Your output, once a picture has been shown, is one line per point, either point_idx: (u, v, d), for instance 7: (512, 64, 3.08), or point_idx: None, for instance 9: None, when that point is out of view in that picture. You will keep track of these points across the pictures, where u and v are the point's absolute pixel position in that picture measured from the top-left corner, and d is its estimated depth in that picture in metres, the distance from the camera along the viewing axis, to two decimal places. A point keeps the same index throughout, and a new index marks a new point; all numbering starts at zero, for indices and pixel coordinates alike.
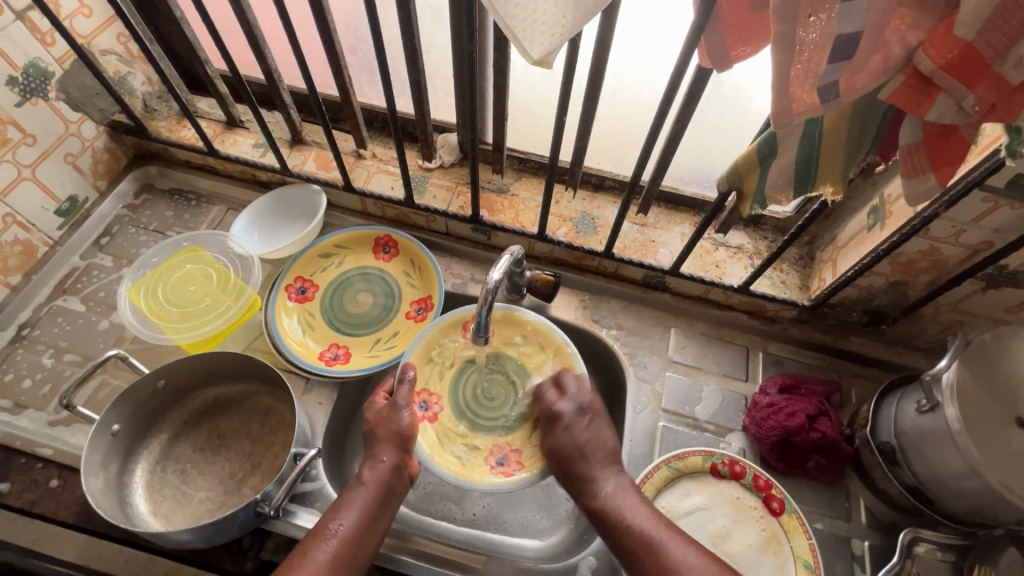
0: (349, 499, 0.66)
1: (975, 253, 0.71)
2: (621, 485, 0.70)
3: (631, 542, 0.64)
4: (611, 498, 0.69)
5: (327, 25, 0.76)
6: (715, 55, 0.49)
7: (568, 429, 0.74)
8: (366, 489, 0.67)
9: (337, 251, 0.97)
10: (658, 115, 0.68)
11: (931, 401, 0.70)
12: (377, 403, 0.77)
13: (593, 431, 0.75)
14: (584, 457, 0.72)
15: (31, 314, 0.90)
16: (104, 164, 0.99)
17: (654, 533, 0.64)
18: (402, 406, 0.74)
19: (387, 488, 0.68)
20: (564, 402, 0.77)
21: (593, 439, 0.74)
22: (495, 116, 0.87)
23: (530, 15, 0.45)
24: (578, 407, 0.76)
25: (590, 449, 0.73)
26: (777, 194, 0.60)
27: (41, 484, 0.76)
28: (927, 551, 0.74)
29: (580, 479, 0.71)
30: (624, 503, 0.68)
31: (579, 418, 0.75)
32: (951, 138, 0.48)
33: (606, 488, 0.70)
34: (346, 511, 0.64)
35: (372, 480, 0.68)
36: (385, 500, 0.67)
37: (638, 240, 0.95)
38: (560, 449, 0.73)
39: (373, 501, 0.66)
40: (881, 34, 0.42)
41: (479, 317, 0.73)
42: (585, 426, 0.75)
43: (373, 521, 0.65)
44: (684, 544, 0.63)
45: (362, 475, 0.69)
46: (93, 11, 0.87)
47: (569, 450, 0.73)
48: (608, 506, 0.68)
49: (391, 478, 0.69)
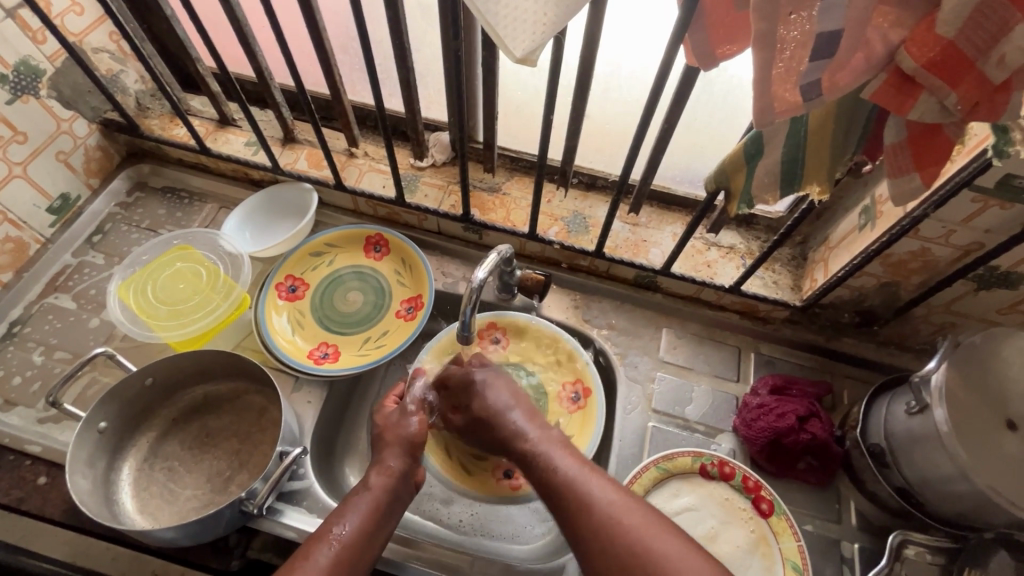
0: (353, 503, 0.65)
1: (966, 254, 0.70)
2: (549, 434, 0.70)
3: (553, 477, 0.64)
4: (536, 444, 0.68)
5: (315, 24, 0.75)
6: (699, 53, 0.49)
7: (488, 389, 0.76)
8: (372, 494, 0.66)
9: (328, 250, 0.97)
10: (645, 114, 0.67)
11: (921, 402, 0.69)
12: (388, 407, 0.77)
13: (511, 389, 0.77)
14: (506, 411, 0.73)
15: (23, 312, 0.90)
16: (96, 162, 0.99)
17: (574, 473, 0.63)
18: (411, 412, 0.75)
19: (393, 494, 0.68)
20: (479, 367, 0.79)
21: (512, 393, 0.76)
22: (485, 114, 0.87)
23: (511, 12, 0.44)
24: (488, 369, 0.79)
25: (514, 403, 0.74)
26: (763, 194, 0.60)
27: (29, 481, 0.77)
28: (917, 553, 0.73)
29: (503, 432, 0.71)
30: (551, 449, 0.67)
31: (494, 379, 0.77)
32: (935, 136, 0.47)
33: (532, 435, 0.70)
34: (350, 515, 0.63)
35: (378, 486, 0.67)
36: (390, 506, 0.67)
37: (629, 240, 0.94)
38: (483, 409, 0.74)
39: (377, 508, 0.65)
40: (863, 31, 0.42)
41: (464, 317, 0.73)
42: (504, 384, 0.77)
43: (377, 527, 0.64)
44: (606, 483, 0.62)
45: (369, 480, 0.68)
46: (85, 8, 0.87)
47: (490, 412, 0.73)
48: (535, 450, 0.67)
49: (397, 485, 0.68)
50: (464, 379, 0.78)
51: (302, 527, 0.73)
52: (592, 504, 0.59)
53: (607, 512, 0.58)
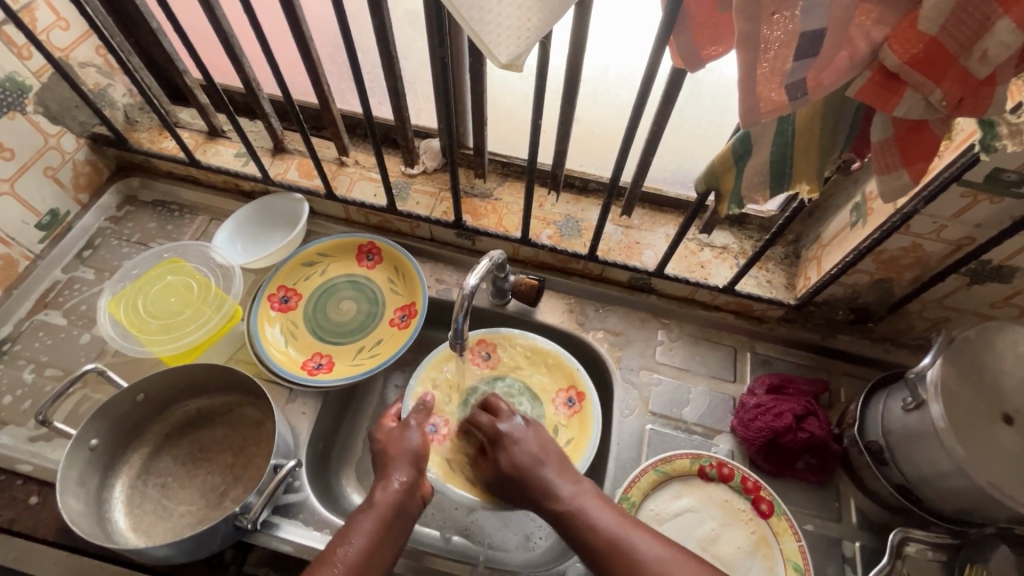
0: (358, 522, 0.64)
1: (958, 248, 0.71)
2: (581, 487, 0.66)
3: (597, 542, 0.61)
4: (575, 498, 0.65)
5: (302, 33, 0.75)
6: (685, 54, 0.49)
7: (520, 443, 0.71)
8: (376, 512, 0.65)
9: (320, 259, 0.96)
10: (633, 117, 0.67)
11: (917, 399, 0.69)
12: (387, 423, 0.78)
13: (540, 437, 0.73)
14: (541, 463, 0.69)
15: (12, 329, 0.89)
16: (85, 177, 0.99)
17: (623, 534, 0.61)
18: (412, 426, 0.76)
19: (399, 509, 0.66)
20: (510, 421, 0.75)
21: (544, 445, 0.71)
22: (475, 122, 0.87)
23: (496, 19, 0.44)
24: (522, 422, 0.75)
25: (546, 453, 0.70)
26: (753, 194, 0.60)
27: (20, 501, 0.76)
28: (917, 550, 0.73)
29: (540, 485, 0.67)
30: (589, 505, 0.64)
31: (524, 430, 0.73)
32: (921, 134, 0.47)
33: (565, 490, 0.66)
34: (355, 536, 0.62)
35: (382, 503, 0.66)
36: (396, 521, 0.66)
37: (622, 242, 0.94)
38: (513, 465, 0.69)
39: (382, 524, 0.64)
40: (846, 30, 0.42)
41: (457, 324, 0.72)
42: (535, 433, 0.73)
43: (384, 544, 0.63)
44: (656, 542, 0.60)
45: (372, 497, 0.67)
46: (70, 24, 0.87)
47: (523, 466, 0.69)
48: (574, 508, 0.64)
49: (402, 500, 0.67)
50: (494, 434, 0.74)
51: (299, 541, 0.72)
52: (645, 566, 0.57)
53: (660, 572, 0.57)
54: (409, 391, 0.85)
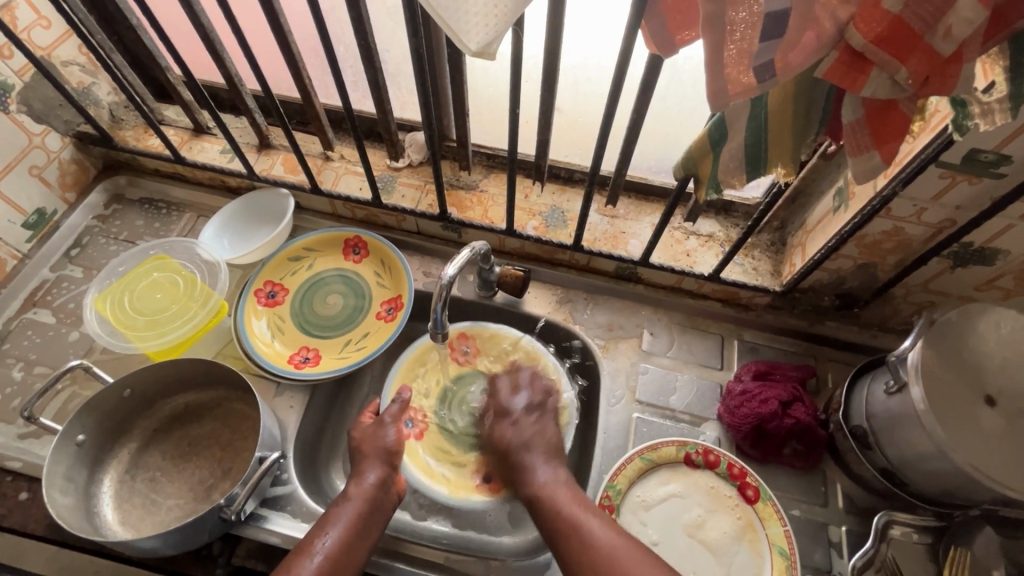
0: (336, 514, 0.65)
1: (940, 231, 0.70)
2: (557, 475, 0.70)
3: (557, 521, 0.65)
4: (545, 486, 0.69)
5: (281, 29, 0.74)
6: (658, 40, 0.48)
7: (516, 425, 0.77)
8: (353, 505, 0.66)
9: (306, 254, 0.96)
10: (610, 106, 0.66)
11: (899, 381, 0.69)
12: (363, 420, 0.78)
13: (541, 426, 0.76)
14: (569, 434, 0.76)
15: (1, 327, 0.90)
16: (72, 176, 0.99)
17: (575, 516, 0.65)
18: (387, 423, 0.75)
19: (374, 504, 0.68)
20: (515, 399, 0.80)
21: (539, 434, 0.75)
22: (456, 113, 0.87)
23: (461, 5, 0.44)
24: (528, 403, 0.79)
25: None
26: (730, 178, 0.59)
27: (10, 497, 0.77)
28: (902, 533, 0.75)
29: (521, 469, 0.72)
30: (554, 493, 0.68)
31: (527, 413, 0.78)
32: (891, 113, 0.47)
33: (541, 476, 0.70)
34: (332, 528, 0.64)
35: (359, 496, 0.67)
36: (373, 515, 0.67)
37: (607, 232, 0.94)
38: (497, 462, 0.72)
39: (358, 519, 0.65)
40: (811, 9, 0.42)
41: (436, 313, 0.73)
42: (533, 422, 0.77)
43: (359, 538, 0.64)
44: (608, 529, 0.63)
45: (349, 491, 0.68)
46: (52, 22, 0.87)
47: None
48: (540, 493, 0.68)
49: (378, 494, 0.69)
50: (500, 405, 0.80)
51: (287, 533, 0.73)
52: (592, 550, 0.61)
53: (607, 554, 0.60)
54: (386, 387, 0.85)
